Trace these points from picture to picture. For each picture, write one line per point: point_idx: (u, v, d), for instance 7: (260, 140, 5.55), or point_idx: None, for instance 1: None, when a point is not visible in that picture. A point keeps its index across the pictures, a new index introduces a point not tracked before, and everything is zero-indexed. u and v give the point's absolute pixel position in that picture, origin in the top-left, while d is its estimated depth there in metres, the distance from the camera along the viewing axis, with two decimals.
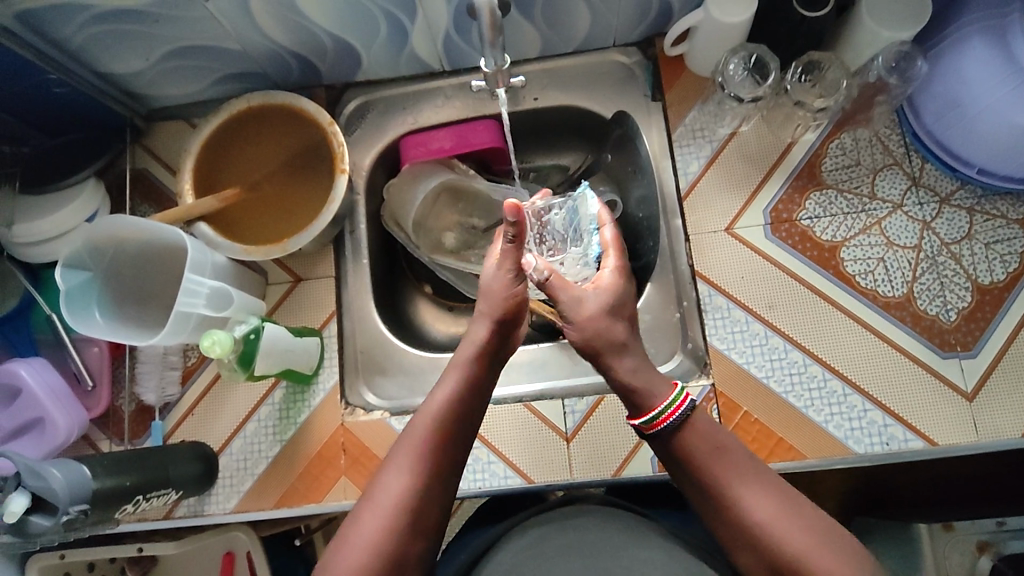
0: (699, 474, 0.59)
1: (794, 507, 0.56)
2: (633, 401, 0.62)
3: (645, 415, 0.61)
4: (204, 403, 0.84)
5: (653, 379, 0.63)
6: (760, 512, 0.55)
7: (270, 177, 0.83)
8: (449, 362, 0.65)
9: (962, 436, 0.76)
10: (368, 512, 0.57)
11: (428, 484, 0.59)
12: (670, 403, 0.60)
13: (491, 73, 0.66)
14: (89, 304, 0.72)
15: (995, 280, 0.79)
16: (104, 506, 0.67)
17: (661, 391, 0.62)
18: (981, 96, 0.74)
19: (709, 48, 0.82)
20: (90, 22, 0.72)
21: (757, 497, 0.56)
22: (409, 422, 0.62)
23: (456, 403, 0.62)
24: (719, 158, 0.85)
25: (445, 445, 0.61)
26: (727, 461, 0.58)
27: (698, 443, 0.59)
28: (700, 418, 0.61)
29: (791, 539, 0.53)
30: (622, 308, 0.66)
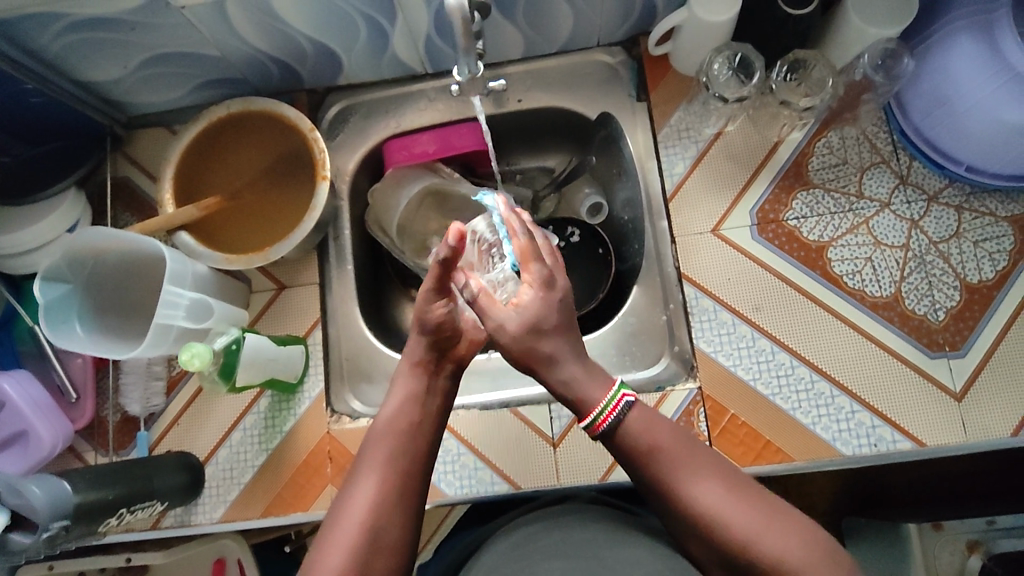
0: (645, 467, 0.59)
1: (746, 494, 0.56)
2: (573, 404, 0.60)
3: (586, 419, 0.59)
4: (189, 413, 0.84)
5: (588, 381, 0.59)
6: (710, 502, 0.56)
7: (252, 185, 0.82)
8: (399, 380, 0.66)
9: (951, 437, 0.75)
10: (338, 525, 0.57)
11: (394, 490, 0.59)
12: (606, 405, 0.58)
13: (465, 80, 0.66)
14: (70, 317, 0.71)
15: (983, 278, 0.78)
16: (87, 521, 0.66)
17: (594, 394, 0.59)
18: (969, 93, 0.73)
19: (693, 47, 0.81)
20: (65, 31, 0.72)
21: (706, 487, 0.56)
22: (366, 439, 0.63)
23: (410, 414, 0.64)
24: (705, 159, 0.84)
25: (404, 452, 0.61)
26: (673, 460, 0.58)
27: (642, 442, 0.59)
28: (637, 415, 0.60)
29: (742, 525, 0.54)
30: (545, 324, 0.57)
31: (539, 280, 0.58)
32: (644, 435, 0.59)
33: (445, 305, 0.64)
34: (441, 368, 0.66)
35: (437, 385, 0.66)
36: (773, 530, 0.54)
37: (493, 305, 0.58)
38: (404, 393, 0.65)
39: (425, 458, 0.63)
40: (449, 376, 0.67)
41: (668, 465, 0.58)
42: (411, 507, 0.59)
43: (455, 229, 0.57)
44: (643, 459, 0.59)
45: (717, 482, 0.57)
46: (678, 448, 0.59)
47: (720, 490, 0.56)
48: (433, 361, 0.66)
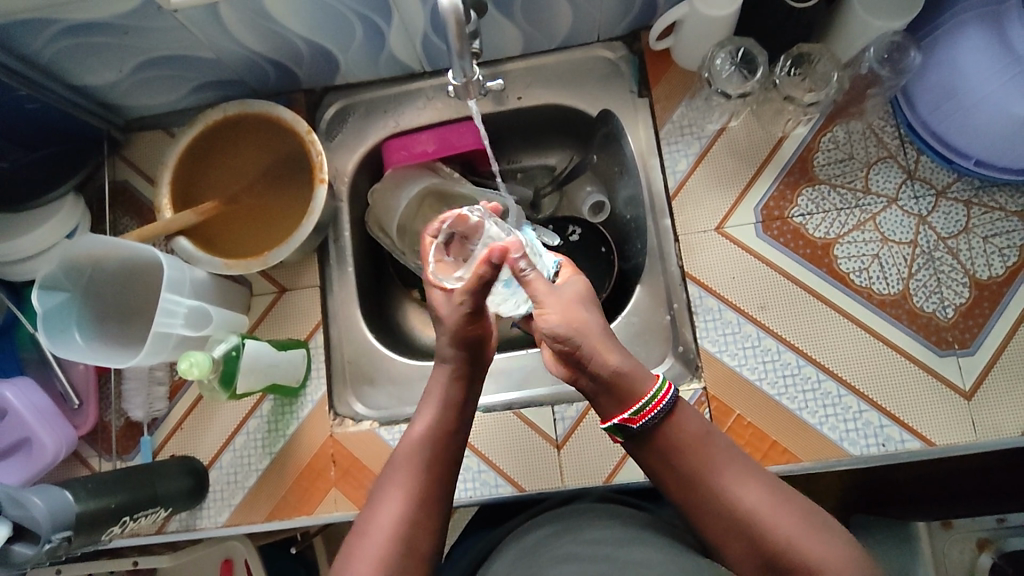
0: (686, 467, 0.59)
1: (787, 498, 0.56)
2: (616, 395, 0.58)
3: (628, 409, 0.58)
4: (191, 418, 0.84)
5: (635, 370, 0.58)
6: (752, 501, 0.56)
7: (249, 189, 0.81)
8: (431, 384, 0.66)
9: (960, 436, 0.74)
10: (368, 535, 0.58)
11: (424, 502, 0.60)
12: (651, 398, 0.58)
13: (458, 85, 0.67)
14: (69, 325, 0.71)
15: (993, 275, 0.77)
16: (89, 529, 0.66)
17: (641, 385, 0.58)
18: (979, 86, 0.72)
19: (695, 42, 0.79)
20: (57, 37, 0.71)
21: (753, 490, 0.57)
22: (399, 444, 0.64)
23: (441, 422, 0.64)
24: (708, 155, 0.83)
25: (435, 463, 0.62)
26: (716, 455, 0.58)
27: (686, 436, 0.59)
28: (683, 411, 0.60)
29: (784, 527, 0.54)
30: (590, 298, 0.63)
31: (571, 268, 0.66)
32: (688, 430, 0.59)
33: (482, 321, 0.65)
34: (477, 370, 0.66)
35: (470, 389, 0.66)
36: (814, 535, 0.54)
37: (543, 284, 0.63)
38: (439, 399, 0.65)
39: (452, 469, 0.64)
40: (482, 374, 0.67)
41: (709, 466, 0.58)
42: (437, 518, 0.61)
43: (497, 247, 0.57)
44: (684, 458, 0.59)
45: (758, 485, 0.57)
46: (721, 449, 0.59)
47: (762, 492, 0.57)
48: (469, 363, 0.65)
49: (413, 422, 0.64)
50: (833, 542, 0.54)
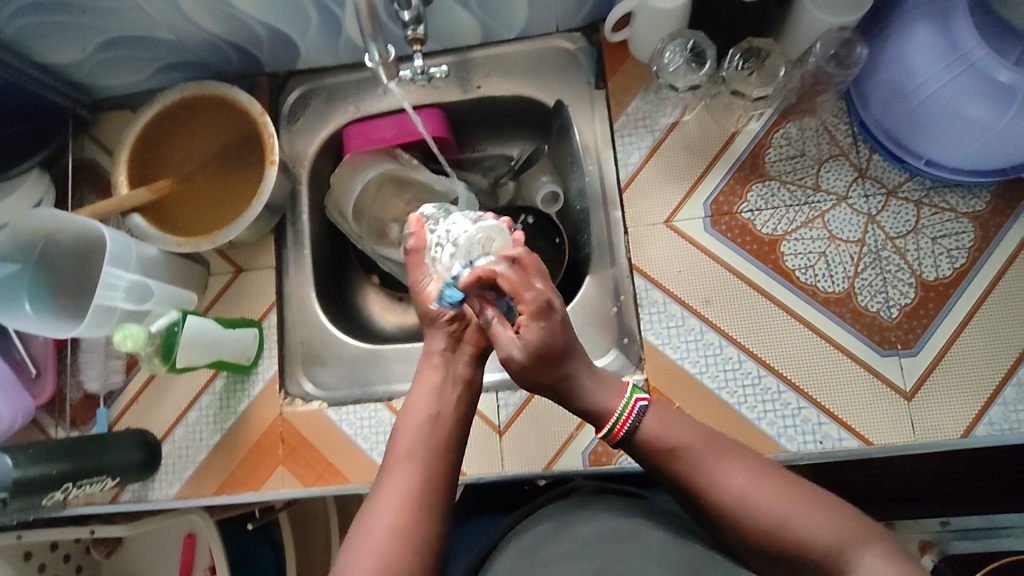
0: (670, 469, 0.59)
1: (771, 477, 0.57)
2: (591, 416, 0.64)
3: (604, 428, 0.62)
4: (148, 392, 0.86)
5: (600, 390, 0.63)
6: (739, 489, 0.56)
7: (204, 169, 0.83)
8: (419, 375, 0.67)
9: (896, 436, 0.74)
10: (367, 531, 0.56)
11: (423, 491, 0.59)
12: (619, 416, 0.61)
13: (378, 67, 0.67)
14: (19, 296, 0.74)
15: (940, 276, 0.76)
16: (28, 493, 0.69)
17: (609, 403, 0.62)
18: (926, 83, 0.70)
19: (648, 33, 0.79)
20: (16, 15, 0.73)
21: (737, 475, 0.57)
22: (394, 432, 0.63)
23: (429, 409, 0.64)
24: (660, 148, 0.83)
25: (428, 454, 0.61)
26: (698, 454, 0.59)
27: (661, 443, 0.60)
28: (650, 422, 0.61)
29: (774, 509, 0.55)
30: (551, 352, 0.60)
31: (536, 311, 0.59)
32: (666, 435, 0.60)
33: (433, 284, 0.68)
34: (460, 355, 0.68)
35: (456, 372, 0.67)
36: (803, 508, 0.55)
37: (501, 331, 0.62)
38: (428, 387, 0.65)
39: (447, 456, 0.62)
40: (470, 362, 0.68)
41: (692, 461, 0.58)
42: (438, 511, 0.59)
43: (415, 219, 0.74)
44: (667, 458, 0.59)
45: (741, 466, 0.58)
46: (700, 440, 0.59)
47: (747, 475, 0.57)
48: (455, 347, 0.68)
49: (405, 412, 0.65)
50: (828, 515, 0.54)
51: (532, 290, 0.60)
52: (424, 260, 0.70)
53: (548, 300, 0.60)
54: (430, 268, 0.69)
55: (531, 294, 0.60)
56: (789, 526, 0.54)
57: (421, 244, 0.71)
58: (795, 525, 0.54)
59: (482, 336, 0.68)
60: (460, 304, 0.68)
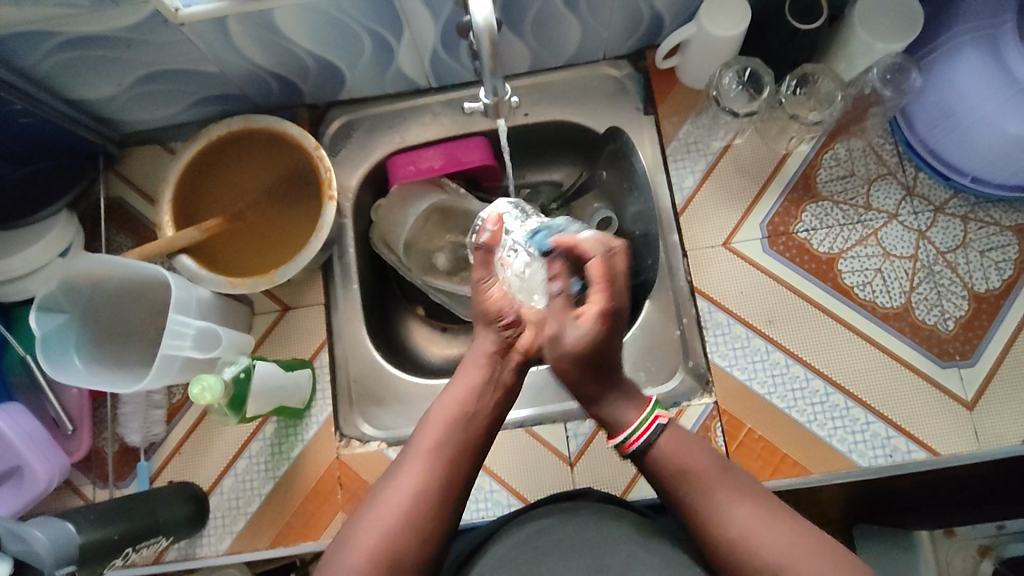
0: (678, 494, 0.58)
1: (782, 521, 0.55)
2: (606, 422, 0.62)
3: (616, 438, 0.61)
4: (191, 441, 0.81)
5: (626, 404, 0.61)
6: (744, 527, 0.55)
7: (256, 205, 0.80)
8: (463, 367, 0.64)
9: (963, 446, 0.76)
10: (376, 510, 0.58)
11: (434, 487, 0.58)
12: (636, 427, 0.59)
13: (487, 104, 0.63)
14: (68, 349, 0.67)
15: (990, 288, 0.79)
16: (92, 563, 0.63)
17: (627, 416, 0.60)
18: (976, 106, 0.74)
19: (703, 60, 0.81)
20: (56, 50, 0.68)
21: (740, 512, 0.56)
22: (426, 417, 0.62)
23: (463, 407, 0.61)
24: (714, 172, 0.84)
25: (454, 448, 0.60)
26: (700, 483, 0.58)
27: (666, 468, 0.59)
28: (666, 440, 0.60)
29: (777, 552, 0.53)
30: (597, 358, 0.59)
31: (603, 315, 0.58)
32: (676, 458, 0.59)
33: (497, 287, 0.68)
34: (507, 360, 0.64)
35: (499, 377, 0.63)
36: (810, 557, 0.53)
37: (562, 318, 0.60)
38: (467, 384, 0.62)
39: (472, 456, 0.61)
40: (517, 369, 0.64)
41: (704, 491, 0.57)
42: (448, 511, 0.59)
43: (495, 216, 0.77)
44: (673, 483, 0.58)
45: (753, 503, 0.56)
46: (710, 470, 0.58)
47: (755, 516, 0.55)
48: (504, 352, 0.64)
49: (438, 403, 0.62)
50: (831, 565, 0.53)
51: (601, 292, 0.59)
52: (493, 261, 0.71)
53: (616, 307, 0.59)
54: (498, 270, 0.70)
55: (603, 292, 0.59)
56: (789, 572, 0.53)
57: (493, 244, 0.72)
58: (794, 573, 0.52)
59: (534, 346, 0.63)
60: (516, 307, 0.65)
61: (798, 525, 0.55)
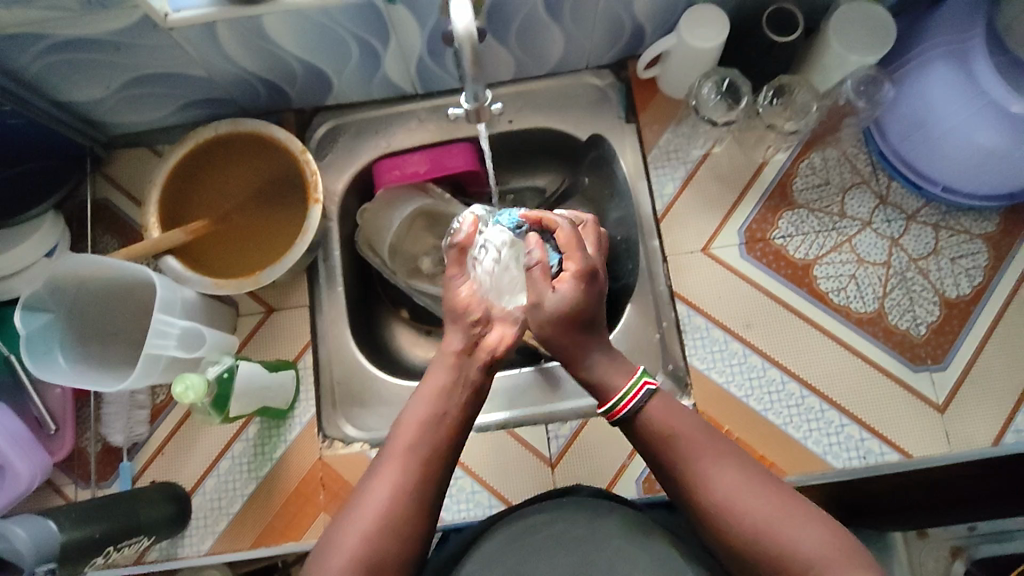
0: (667, 457, 0.58)
1: (765, 485, 0.55)
2: (595, 391, 0.63)
3: (605, 405, 0.62)
4: (174, 442, 0.81)
5: (610, 371, 0.63)
6: (727, 489, 0.55)
7: (241, 208, 0.81)
8: (432, 369, 0.66)
9: (935, 449, 0.77)
10: (354, 515, 0.58)
11: (410, 488, 0.59)
12: (625, 394, 0.60)
13: (470, 108, 0.63)
14: (51, 348, 0.68)
15: (960, 294, 0.81)
16: (72, 561, 0.64)
17: (616, 381, 0.62)
18: (946, 117, 0.76)
19: (683, 71, 0.83)
20: (45, 52, 0.69)
21: (723, 475, 0.56)
22: (399, 420, 0.63)
23: (434, 407, 0.62)
24: (693, 180, 0.86)
25: (430, 448, 0.61)
26: (687, 446, 0.58)
27: (657, 431, 0.59)
28: (656, 405, 0.60)
29: (757, 514, 0.54)
30: (581, 314, 0.62)
31: (583, 274, 0.62)
32: (667, 422, 0.59)
33: (467, 286, 0.69)
34: (473, 359, 0.65)
35: (467, 377, 0.64)
36: (790, 522, 0.53)
37: (539, 285, 0.63)
38: (434, 385, 0.64)
39: (447, 455, 0.61)
40: (484, 366, 0.65)
41: (689, 455, 0.57)
42: (427, 510, 0.59)
43: (471, 219, 0.74)
44: (661, 446, 0.59)
45: (737, 468, 0.56)
46: (698, 434, 0.59)
47: (738, 479, 0.55)
48: (471, 351, 0.66)
49: (410, 405, 0.63)
50: (813, 530, 0.52)
51: (578, 255, 0.64)
52: (466, 260, 0.71)
53: (594, 267, 0.63)
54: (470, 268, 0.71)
55: (580, 256, 0.64)
56: (770, 535, 0.53)
57: (467, 243, 0.71)
58: (776, 535, 0.52)
59: (505, 345, 0.66)
60: (486, 308, 0.68)
61: (781, 489, 0.55)
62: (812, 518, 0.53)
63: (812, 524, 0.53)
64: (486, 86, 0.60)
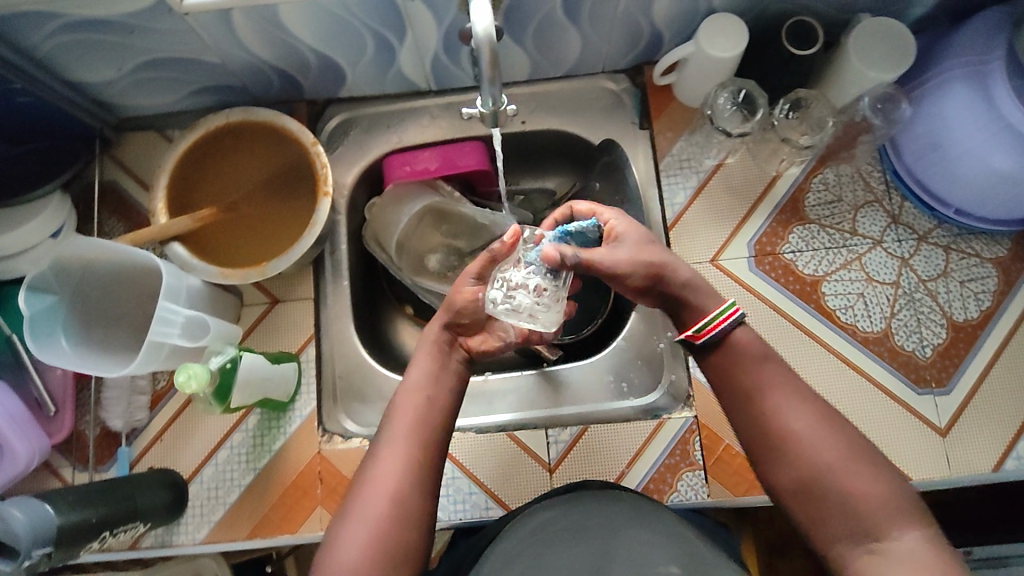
0: (742, 383, 0.60)
1: (836, 427, 0.57)
2: (684, 314, 0.65)
3: (692, 327, 0.63)
4: (173, 429, 0.81)
5: (700, 295, 0.64)
6: (798, 425, 0.57)
7: (248, 198, 0.80)
8: (414, 357, 0.66)
9: (935, 472, 0.77)
10: (364, 495, 0.58)
11: (413, 472, 0.59)
12: (717, 314, 0.62)
13: (486, 113, 0.61)
14: (55, 330, 0.68)
15: (968, 317, 0.81)
16: (68, 543, 0.63)
17: (706, 305, 0.64)
18: (962, 139, 0.75)
19: (699, 80, 0.82)
20: (60, 31, 0.69)
21: (797, 410, 0.58)
22: (390, 407, 0.63)
23: (425, 391, 0.63)
24: (705, 190, 0.86)
25: (426, 433, 0.61)
26: (765, 377, 0.60)
27: (741, 357, 0.61)
28: (742, 334, 0.62)
29: (824, 454, 0.56)
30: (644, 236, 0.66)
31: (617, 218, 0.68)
32: (747, 352, 0.61)
33: (474, 287, 0.67)
34: (453, 350, 0.67)
35: (449, 365, 0.66)
36: (856, 467, 0.55)
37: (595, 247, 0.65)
38: (421, 370, 0.65)
39: (442, 435, 0.62)
40: (463, 361, 0.67)
41: (765, 387, 0.59)
42: (430, 491, 0.60)
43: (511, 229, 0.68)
44: (739, 373, 0.61)
45: (810, 408, 0.58)
46: (775, 370, 0.60)
47: (810, 418, 0.57)
48: (452, 342, 0.67)
49: (399, 391, 0.64)
50: (875, 478, 0.55)
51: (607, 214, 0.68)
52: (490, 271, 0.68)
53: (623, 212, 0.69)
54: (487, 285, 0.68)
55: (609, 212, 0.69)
56: (834, 474, 0.55)
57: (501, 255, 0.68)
58: (840, 475, 0.55)
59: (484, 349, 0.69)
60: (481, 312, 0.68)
61: (850, 434, 0.57)
62: (877, 467, 0.55)
63: (876, 472, 0.55)
64: (503, 91, 0.59)
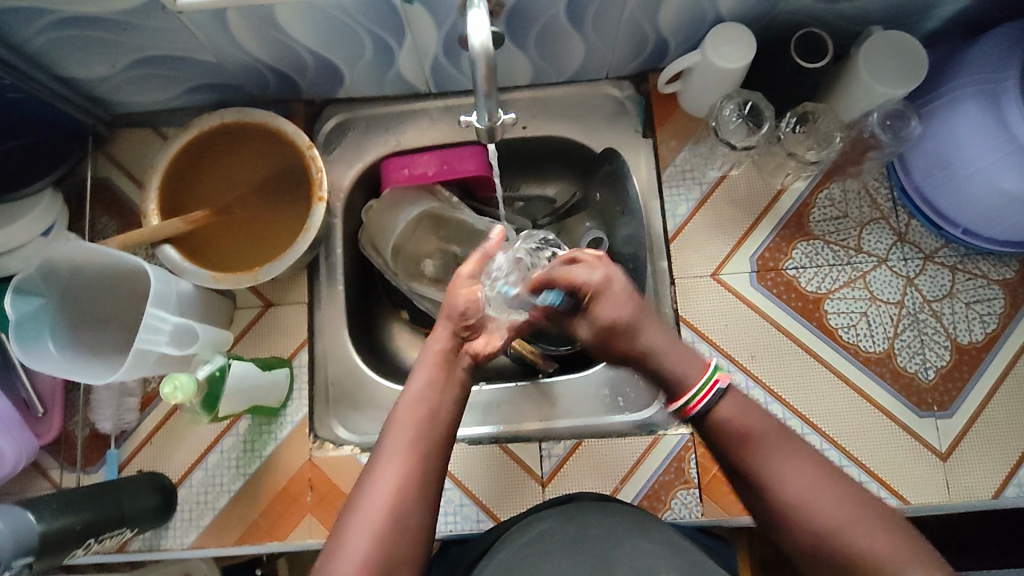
0: (738, 453, 0.58)
1: (839, 485, 0.55)
2: (666, 384, 0.63)
3: (678, 401, 0.61)
4: (162, 432, 0.80)
5: (681, 361, 0.62)
6: (799, 491, 0.55)
7: (242, 201, 0.79)
8: (417, 366, 0.65)
9: (934, 496, 0.76)
10: (359, 510, 0.56)
11: (412, 484, 0.57)
12: (699, 388, 0.60)
13: (482, 128, 0.60)
14: (42, 333, 0.67)
15: (973, 340, 0.79)
16: (51, 552, 0.62)
17: (687, 377, 0.61)
18: (973, 158, 0.73)
19: (705, 90, 0.80)
20: (51, 28, 0.67)
21: (797, 475, 0.56)
22: (390, 418, 0.62)
23: (429, 402, 0.62)
24: (707, 202, 0.84)
25: (425, 445, 0.60)
26: (758, 444, 0.57)
27: (730, 427, 0.59)
28: (729, 401, 0.60)
29: (830, 517, 0.54)
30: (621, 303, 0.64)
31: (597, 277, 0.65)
32: (736, 420, 0.59)
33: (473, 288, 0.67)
34: (459, 358, 0.66)
35: (454, 374, 0.65)
36: (865, 525, 0.53)
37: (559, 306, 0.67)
38: (425, 378, 0.63)
39: (442, 448, 0.61)
40: (468, 367, 0.66)
41: (760, 453, 0.57)
42: (428, 505, 0.58)
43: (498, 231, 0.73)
44: (731, 444, 0.58)
45: (809, 468, 0.56)
46: (768, 430, 0.58)
47: (811, 479, 0.55)
48: (457, 350, 0.66)
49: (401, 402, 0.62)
50: (889, 533, 0.53)
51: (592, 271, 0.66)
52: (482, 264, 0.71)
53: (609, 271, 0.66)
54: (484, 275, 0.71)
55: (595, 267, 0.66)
56: (845, 537, 0.53)
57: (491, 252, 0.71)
58: (849, 538, 0.53)
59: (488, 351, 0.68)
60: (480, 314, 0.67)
61: (854, 490, 0.55)
62: (888, 523, 0.53)
63: (888, 527, 0.53)
64: (500, 106, 0.57)
